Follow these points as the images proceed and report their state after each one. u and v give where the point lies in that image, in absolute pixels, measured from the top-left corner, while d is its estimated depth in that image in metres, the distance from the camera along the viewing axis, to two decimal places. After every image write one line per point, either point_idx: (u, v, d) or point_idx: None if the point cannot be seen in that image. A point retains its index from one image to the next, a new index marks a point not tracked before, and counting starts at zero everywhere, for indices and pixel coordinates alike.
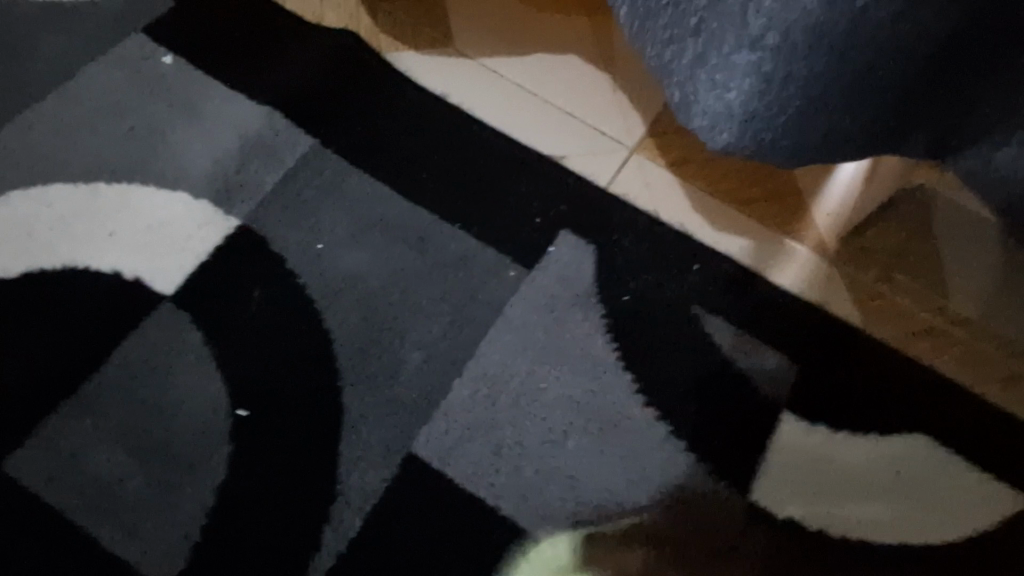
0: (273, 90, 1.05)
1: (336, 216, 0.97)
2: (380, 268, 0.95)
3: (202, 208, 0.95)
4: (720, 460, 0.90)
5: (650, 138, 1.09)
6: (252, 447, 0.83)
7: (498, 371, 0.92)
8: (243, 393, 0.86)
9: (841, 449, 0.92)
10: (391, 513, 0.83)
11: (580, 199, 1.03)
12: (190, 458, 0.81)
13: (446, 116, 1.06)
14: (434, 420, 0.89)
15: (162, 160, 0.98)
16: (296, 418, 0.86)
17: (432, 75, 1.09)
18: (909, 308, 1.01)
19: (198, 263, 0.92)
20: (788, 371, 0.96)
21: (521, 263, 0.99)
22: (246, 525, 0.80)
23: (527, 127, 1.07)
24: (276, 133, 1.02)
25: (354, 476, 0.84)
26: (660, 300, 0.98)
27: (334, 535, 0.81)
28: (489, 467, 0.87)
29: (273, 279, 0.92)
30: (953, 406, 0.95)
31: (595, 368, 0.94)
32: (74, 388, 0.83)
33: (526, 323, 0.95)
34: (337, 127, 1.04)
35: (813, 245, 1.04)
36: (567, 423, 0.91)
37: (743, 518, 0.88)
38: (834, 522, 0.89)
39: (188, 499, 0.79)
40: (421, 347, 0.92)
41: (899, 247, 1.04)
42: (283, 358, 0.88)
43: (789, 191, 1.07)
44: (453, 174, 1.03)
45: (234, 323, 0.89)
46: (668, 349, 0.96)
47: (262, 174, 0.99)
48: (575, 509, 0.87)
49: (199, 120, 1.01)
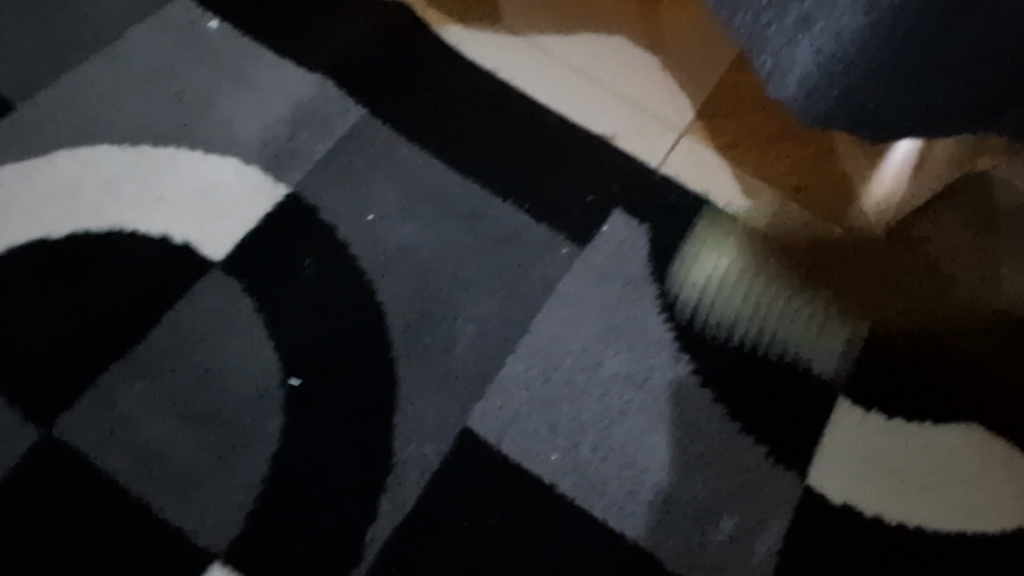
0: (322, 59, 1.04)
1: (388, 187, 0.97)
2: (431, 240, 0.94)
3: (252, 174, 0.95)
4: (779, 445, 0.88)
5: (700, 120, 1.08)
6: (306, 416, 0.82)
7: (552, 348, 0.90)
8: (296, 362, 0.85)
9: (897, 435, 0.90)
10: (447, 491, 0.81)
11: (632, 179, 1.02)
12: (244, 425, 0.81)
13: (498, 92, 1.06)
14: (489, 395, 0.86)
15: (210, 126, 0.98)
16: (349, 387, 0.84)
17: (482, 50, 1.09)
18: (964, 298, 0.97)
19: (248, 229, 0.91)
20: (842, 357, 0.93)
21: (574, 241, 0.97)
22: (301, 492, 0.79)
23: (578, 106, 1.07)
24: (327, 102, 1.01)
25: (409, 450, 0.82)
26: (713, 282, 0.96)
27: (390, 507, 0.79)
28: (545, 444, 0.84)
29: (323, 248, 0.92)
30: (1010, 399, 0.92)
31: (651, 348, 0.91)
32: (124, 350, 0.83)
33: (580, 301, 0.93)
34: (387, 98, 1.03)
35: (863, 232, 1.01)
36: (624, 401, 0.88)
37: (802, 504, 0.85)
38: (890, 507, 0.86)
39: (243, 465, 0.79)
40: (474, 322, 0.90)
41: (955, 235, 1.01)
42: (334, 328, 0.87)
43: (839, 177, 1.05)
44: (504, 150, 1.02)
45: (285, 290, 0.88)
46: (722, 332, 0.93)
47: (313, 143, 0.98)
48: (633, 490, 0.84)
49: (249, 88, 1.01)
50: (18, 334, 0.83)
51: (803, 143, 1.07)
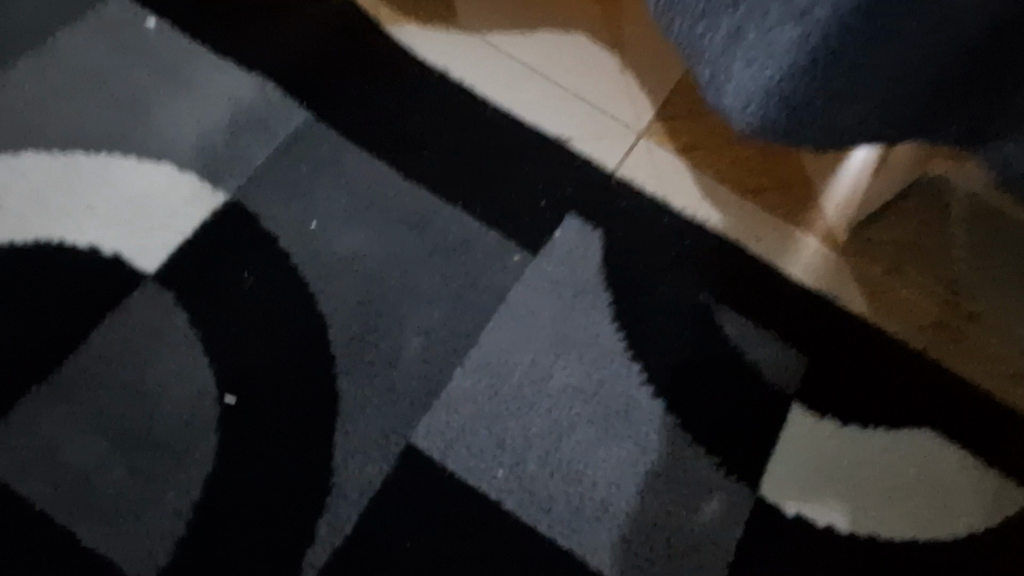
0: (266, 59, 1.00)
1: (332, 193, 0.93)
2: (377, 249, 0.91)
3: (188, 181, 0.91)
4: (732, 455, 0.86)
5: (659, 121, 1.06)
6: (241, 436, 0.79)
7: (501, 359, 0.87)
8: (232, 379, 0.81)
9: (849, 443, 0.89)
10: (390, 509, 0.78)
11: (586, 183, 1.00)
12: (176, 447, 0.78)
13: (451, 94, 1.03)
14: (435, 410, 0.84)
15: (145, 131, 0.93)
16: (286, 405, 0.81)
17: (435, 50, 1.05)
18: (920, 302, 0.97)
19: (183, 241, 0.87)
20: (797, 364, 0.92)
21: (526, 248, 0.94)
22: (234, 517, 0.76)
23: (533, 108, 1.04)
24: (270, 105, 0.97)
25: (351, 468, 0.79)
26: (667, 288, 0.94)
27: (328, 528, 0.76)
28: (492, 461, 0.82)
29: (262, 259, 0.88)
30: (960, 401, 0.92)
31: (603, 357, 0.89)
32: (49, 371, 0.80)
33: (530, 310, 0.91)
34: (335, 101, 0.99)
35: (822, 236, 1.00)
36: (574, 413, 0.86)
37: (754, 515, 0.84)
38: (841, 518, 0.85)
39: (174, 489, 0.76)
40: (420, 334, 0.87)
41: (911, 238, 1.00)
42: (273, 343, 0.84)
43: (798, 179, 1.03)
44: (454, 154, 0.99)
45: (221, 303, 0.85)
46: (674, 341, 0.91)
47: (252, 148, 0.94)
48: (581, 504, 0.82)
49: (187, 90, 0.96)
50: None
51: (761, 146, 1.05)
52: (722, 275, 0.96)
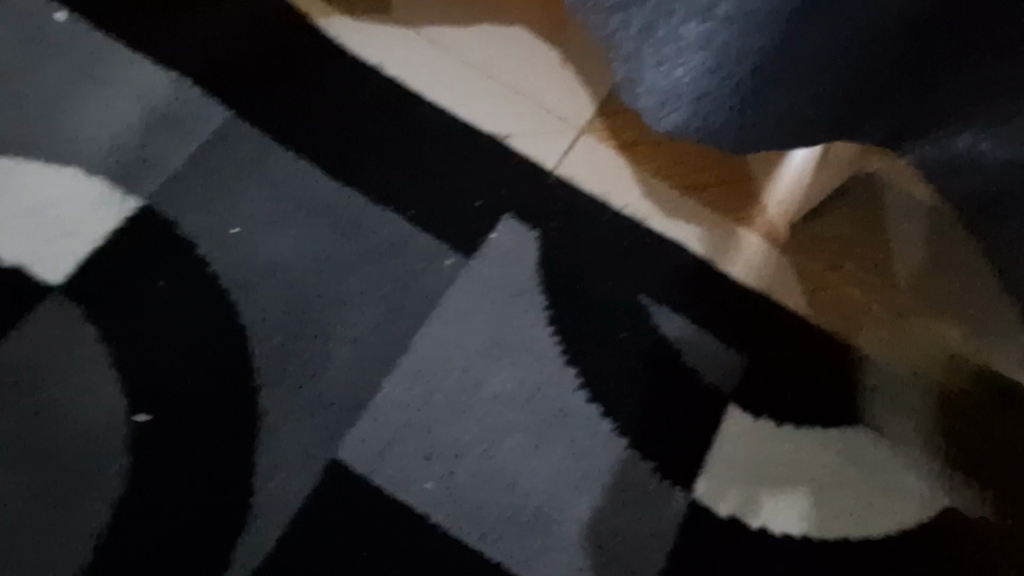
0: (185, 54, 0.95)
1: (254, 196, 0.89)
2: (303, 254, 0.88)
3: (98, 185, 0.86)
4: (667, 459, 0.85)
5: (600, 118, 1.04)
6: (153, 455, 0.75)
7: (431, 367, 0.85)
8: (144, 395, 0.77)
9: (786, 443, 0.89)
10: (312, 525, 0.76)
11: (523, 182, 0.97)
12: (83, 469, 0.74)
13: (382, 90, 0.99)
14: (362, 421, 0.81)
15: (51, 132, 0.88)
16: (203, 421, 0.77)
17: (366, 43, 1.01)
18: (858, 299, 0.96)
19: (92, 248, 0.83)
20: (735, 364, 0.91)
21: (459, 251, 0.92)
22: (146, 541, 0.72)
23: (469, 104, 1.01)
24: (189, 104, 0.92)
25: (271, 485, 0.76)
26: (605, 289, 0.93)
27: (246, 549, 0.74)
28: (421, 473, 0.80)
29: (178, 267, 0.84)
30: (896, 399, 0.92)
31: (538, 362, 0.87)
32: None
33: (463, 315, 0.88)
34: (259, 98, 0.95)
35: (761, 234, 0.99)
36: (507, 421, 0.84)
37: (688, 519, 0.83)
38: (775, 519, 0.85)
39: (81, 514, 0.72)
40: (348, 342, 0.84)
41: (849, 235, 0.99)
42: (189, 356, 0.80)
43: (739, 175, 1.02)
44: (385, 153, 0.95)
45: (134, 315, 0.80)
46: (611, 343, 0.90)
47: (169, 149, 0.90)
48: (513, 514, 0.80)
49: (98, 88, 0.91)
50: None
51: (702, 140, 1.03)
52: (661, 275, 0.94)
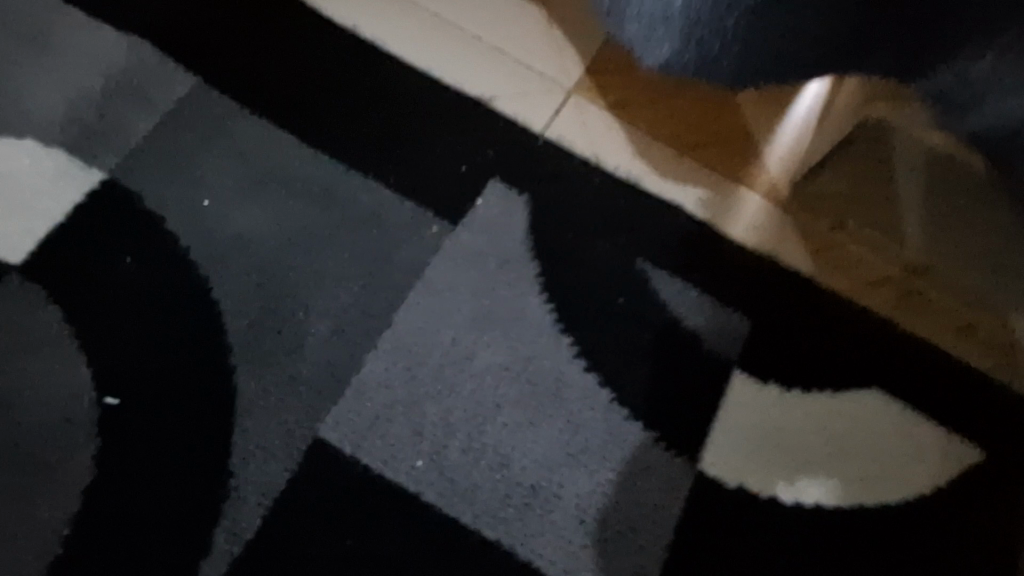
0: (147, 19, 0.89)
1: (224, 166, 0.84)
2: (278, 226, 0.83)
3: (58, 158, 0.81)
4: (670, 429, 0.81)
5: (589, 76, 0.98)
6: (123, 441, 0.71)
7: (418, 340, 0.80)
8: (113, 378, 0.73)
9: (795, 409, 0.84)
10: (296, 509, 0.71)
11: (510, 145, 0.92)
12: (48, 458, 0.69)
13: (358, 53, 0.94)
14: (345, 398, 0.76)
15: (5, 104, 0.83)
16: (176, 403, 0.73)
17: (340, 4, 0.96)
18: (866, 256, 0.92)
19: (52, 225, 0.78)
20: (739, 328, 0.87)
21: (445, 218, 0.87)
22: (118, 532, 0.68)
23: (451, 66, 0.95)
24: (152, 71, 0.87)
25: (251, 468, 0.72)
26: (600, 254, 0.88)
27: (225, 536, 0.69)
28: (410, 451, 0.75)
29: (146, 242, 0.79)
30: (909, 359, 0.87)
31: (531, 331, 0.83)
32: None
33: (451, 285, 0.83)
34: (227, 63, 0.90)
35: (763, 191, 0.94)
36: (499, 394, 0.79)
37: (694, 490, 0.79)
38: (786, 488, 0.81)
39: (47, 505, 0.68)
40: (328, 316, 0.80)
41: (856, 189, 0.94)
42: (160, 335, 0.75)
43: (737, 132, 0.97)
44: (363, 119, 0.90)
45: (100, 294, 0.76)
46: (607, 310, 0.85)
47: (131, 119, 0.84)
48: (509, 491, 0.75)
49: (54, 57, 0.86)
50: None
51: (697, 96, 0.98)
52: (658, 237, 0.90)
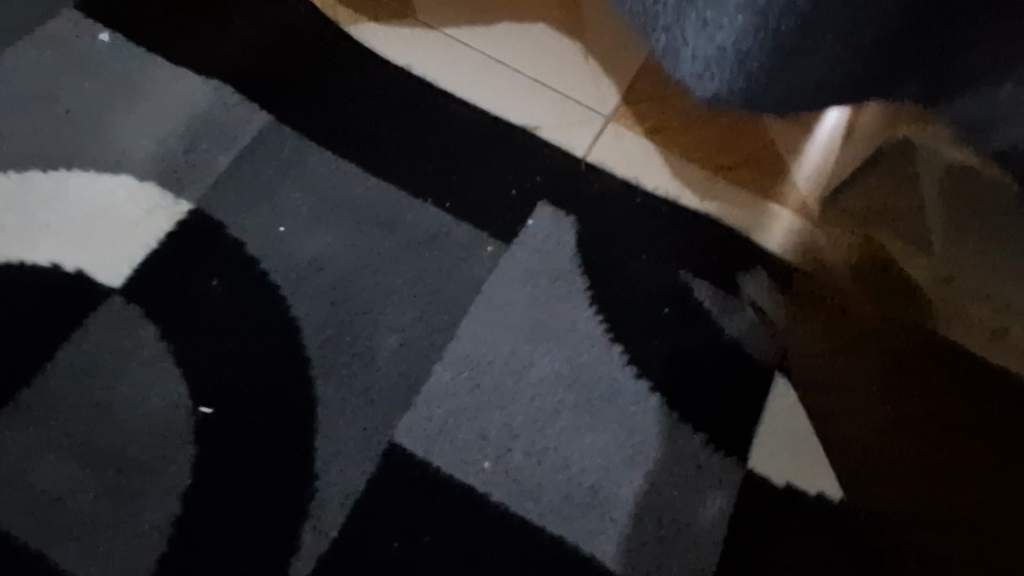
0: (223, 65, 0.98)
1: (296, 197, 0.92)
2: (348, 250, 0.90)
3: (149, 192, 0.89)
4: (718, 430, 0.86)
5: (625, 106, 1.05)
6: (219, 446, 0.77)
7: (480, 351, 0.86)
8: (208, 389, 0.79)
9: (836, 412, 0.89)
10: (375, 509, 0.77)
11: (556, 171, 0.99)
12: (151, 463, 0.75)
13: (412, 89, 1.02)
14: (415, 406, 0.82)
15: (101, 144, 0.91)
16: (265, 411, 0.79)
17: (394, 46, 1.04)
18: (894, 266, 0.97)
19: (147, 252, 0.85)
20: (778, 336, 0.92)
21: (499, 239, 0.93)
22: (217, 532, 0.74)
23: (497, 99, 1.03)
24: (230, 111, 0.96)
25: (334, 472, 0.77)
26: (643, 269, 0.94)
27: (314, 534, 0.75)
28: (476, 454, 0.81)
29: (230, 266, 0.86)
30: (945, 364, 0.90)
31: (584, 342, 0.88)
32: (10, 395, 0.77)
33: (508, 300, 0.90)
34: (296, 103, 0.98)
35: (793, 209, 1.00)
36: (557, 401, 0.85)
37: (745, 489, 0.84)
38: (831, 486, 0.85)
39: (150, 507, 0.74)
40: (397, 331, 0.86)
41: (886, 203, 0.99)
42: (248, 350, 0.82)
43: (766, 152, 1.03)
44: (420, 150, 0.98)
45: (192, 314, 0.83)
46: (653, 321, 0.91)
47: (213, 156, 0.93)
48: (571, 490, 0.81)
49: (142, 102, 0.94)
50: None
51: (727, 119, 1.05)
52: (698, 252, 0.95)
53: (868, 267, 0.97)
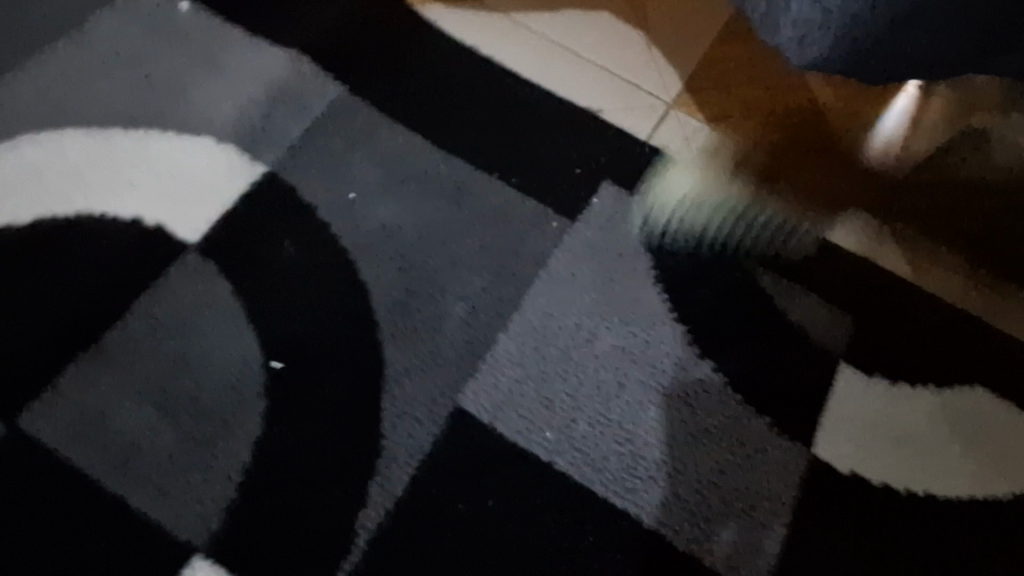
0: (297, 37, 1.00)
1: (367, 165, 0.93)
2: (416, 219, 0.91)
3: (226, 154, 0.92)
4: (783, 414, 0.85)
5: (688, 94, 1.04)
6: (289, 402, 0.79)
7: (545, 324, 0.87)
8: (280, 346, 0.82)
9: (904, 404, 0.87)
10: (441, 471, 0.78)
11: (621, 151, 0.99)
12: (225, 414, 0.78)
13: (478, 69, 1.02)
14: (481, 374, 0.83)
15: (180, 107, 0.94)
16: (334, 371, 0.81)
17: (461, 25, 1.05)
18: (960, 262, 0.95)
19: (223, 211, 0.88)
20: (844, 324, 0.91)
21: (564, 214, 0.94)
22: (285, 484, 0.76)
23: (563, 81, 1.03)
24: (304, 80, 0.98)
25: (401, 432, 0.79)
26: (708, 251, 0.93)
27: (380, 491, 0.77)
28: (541, 424, 0.81)
29: (301, 229, 0.88)
30: (1010, 359, 0.90)
31: (648, 319, 0.88)
32: (92, 342, 0.80)
33: (572, 275, 0.90)
34: (367, 76, 1.00)
35: (859, 201, 0.98)
36: (621, 377, 0.85)
37: (810, 473, 0.83)
38: (899, 477, 0.84)
39: (224, 457, 0.77)
40: (464, 299, 0.87)
41: (956, 198, 0.98)
42: (319, 311, 0.84)
43: (831, 142, 1.02)
44: (487, 126, 0.98)
45: (266, 274, 0.85)
46: (717, 303, 0.90)
47: (287, 122, 0.95)
48: (633, 464, 0.81)
49: (218, 68, 0.97)
50: None
51: (792, 108, 1.04)
52: (762, 239, 0.95)
53: (938, 262, 0.95)
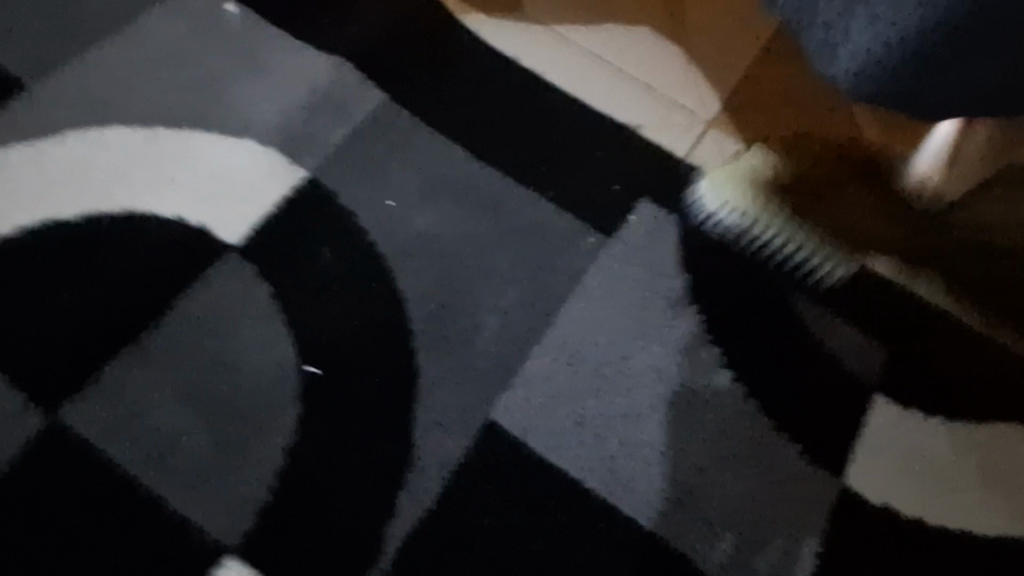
0: (341, 43, 1.01)
1: (406, 174, 0.94)
2: (453, 229, 0.91)
3: (267, 156, 0.93)
4: (815, 442, 0.84)
5: (727, 113, 1.03)
6: (323, 407, 0.80)
7: (578, 340, 0.87)
8: (316, 351, 0.82)
9: (938, 437, 0.86)
10: (471, 482, 0.78)
11: (659, 169, 0.99)
12: (259, 416, 0.79)
13: (519, 80, 1.03)
14: (513, 388, 0.83)
15: (223, 108, 0.95)
16: (367, 378, 0.82)
17: (502, 36, 1.05)
18: (1001, 293, 0.93)
19: (263, 214, 0.89)
20: (879, 354, 0.90)
21: (600, 230, 0.94)
22: (317, 488, 0.77)
23: (602, 95, 1.03)
24: (346, 86, 0.98)
25: (432, 442, 0.80)
26: (744, 273, 0.93)
27: (410, 499, 0.77)
28: (571, 440, 0.81)
29: (340, 234, 0.89)
30: None
31: (681, 340, 0.88)
32: (131, 338, 0.81)
33: (607, 292, 0.90)
34: (408, 84, 1.00)
35: (900, 227, 0.96)
36: (653, 396, 0.85)
37: (840, 503, 0.82)
38: (931, 511, 0.83)
39: (257, 458, 0.77)
40: (497, 312, 0.87)
41: (998, 228, 0.97)
42: (355, 317, 0.84)
43: (874, 165, 1.00)
44: (525, 138, 0.99)
45: (304, 278, 0.86)
46: (750, 326, 0.90)
47: (329, 127, 0.95)
48: (662, 485, 0.81)
49: (263, 71, 0.98)
50: (39, 315, 0.82)
51: (834, 131, 1.02)
52: (797, 263, 0.93)
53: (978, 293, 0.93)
